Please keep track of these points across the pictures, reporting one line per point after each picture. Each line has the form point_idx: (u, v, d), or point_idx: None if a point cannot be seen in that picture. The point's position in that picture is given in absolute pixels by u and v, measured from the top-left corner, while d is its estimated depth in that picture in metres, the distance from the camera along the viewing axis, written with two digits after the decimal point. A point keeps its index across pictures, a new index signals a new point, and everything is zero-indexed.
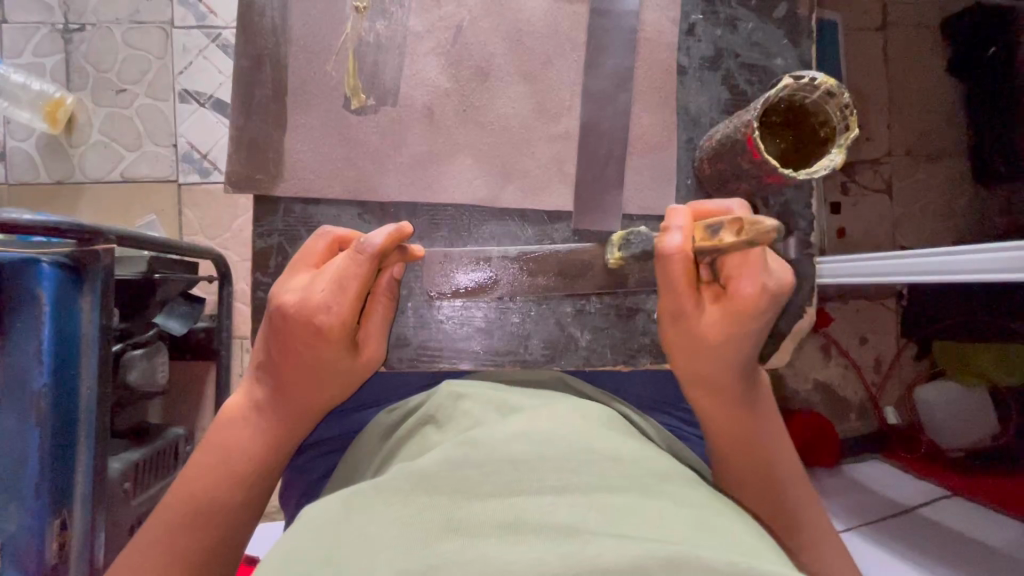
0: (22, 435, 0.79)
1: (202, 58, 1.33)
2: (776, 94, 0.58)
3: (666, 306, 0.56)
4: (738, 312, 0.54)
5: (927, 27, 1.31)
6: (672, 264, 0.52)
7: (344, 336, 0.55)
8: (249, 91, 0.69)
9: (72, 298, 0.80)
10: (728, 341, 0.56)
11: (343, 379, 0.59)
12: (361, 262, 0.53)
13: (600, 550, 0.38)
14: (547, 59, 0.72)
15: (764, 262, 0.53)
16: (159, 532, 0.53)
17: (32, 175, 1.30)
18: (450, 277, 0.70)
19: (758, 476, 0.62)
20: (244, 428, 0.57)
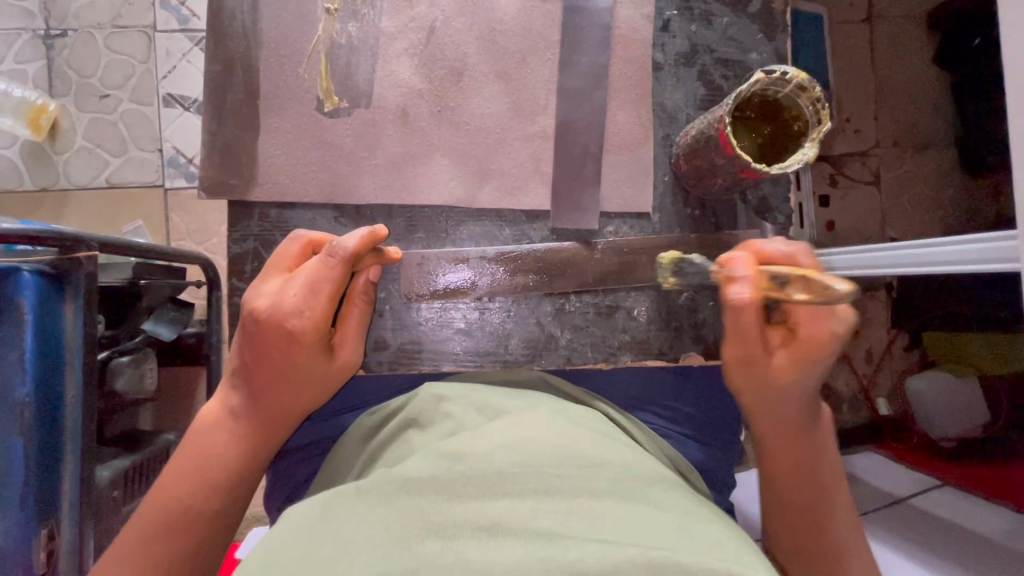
0: (7, 446, 0.79)
1: (185, 62, 1.32)
2: (747, 90, 0.58)
3: (733, 354, 0.55)
4: (806, 351, 0.53)
5: (910, 19, 1.31)
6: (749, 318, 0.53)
7: (317, 337, 0.56)
8: (222, 96, 0.69)
9: (55, 305, 0.79)
10: (795, 384, 0.54)
11: (319, 384, 0.59)
12: (337, 263, 0.56)
13: (580, 554, 0.39)
14: (522, 58, 0.72)
15: (833, 308, 0.52)
16: (136, 540, 0.52)
17: (16, 183, 1.29)
18: (430, 277, 0.71)
19: (803, 518, 0.54)
20: (223, 435, 0.57)
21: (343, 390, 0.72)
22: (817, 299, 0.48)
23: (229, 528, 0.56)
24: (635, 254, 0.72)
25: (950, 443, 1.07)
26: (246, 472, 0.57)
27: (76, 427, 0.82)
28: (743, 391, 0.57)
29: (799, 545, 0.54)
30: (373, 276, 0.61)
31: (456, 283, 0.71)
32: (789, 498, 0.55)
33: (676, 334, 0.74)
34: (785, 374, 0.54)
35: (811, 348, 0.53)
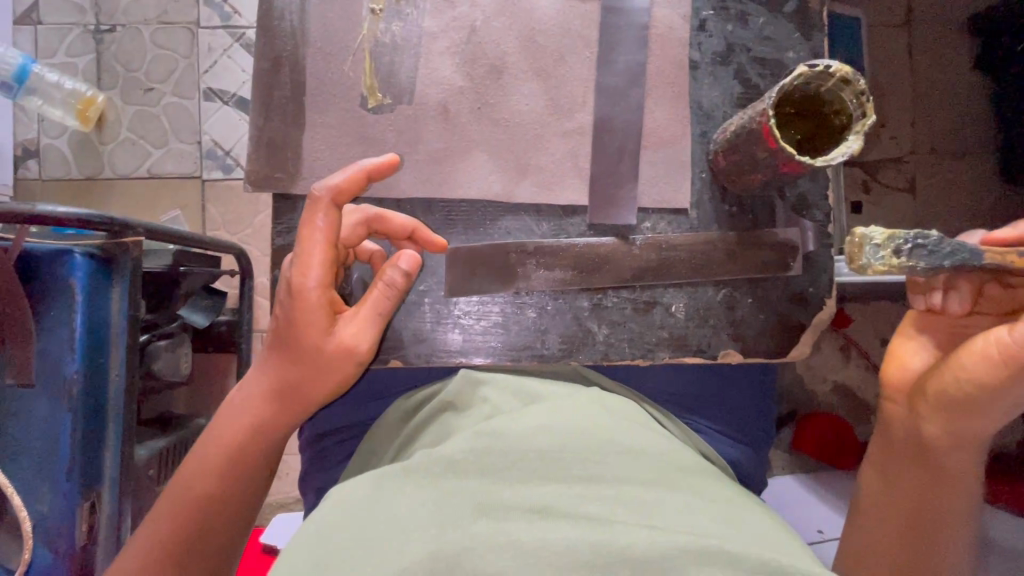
0: (55, 420, 0.83)
1: (226, 57, 1.36)
2: (791, 83, 0.58)
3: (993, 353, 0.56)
4: (1012, 363, 0.55)
5: (952, 22, 1.28)
6: (1012, 332, 0.55)
7: (313, 299, 0.61)
8: (269, 90, 0.71)
9: (104, 289, 0.84)
10: (981, 394, 0.57)
11: (315, 355, 0.61)
12: (315, 199, 0.61)
13: (631, 539, 0.41)
14: (561, 56, 0.73)
15: None
16: (167, 507, 0.61)
17: (65, 172, 1.34)
18: (455, 272, 0.72)
19: (931, 523, 0.61)
20: (232, 415, 0.63)
21: (379, 375, 0.74)
22: None
23: (234, 511, 0.63)
24: (676, 251, 0.73)
25: None
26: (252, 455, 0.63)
27: (118, 406, 0.86)
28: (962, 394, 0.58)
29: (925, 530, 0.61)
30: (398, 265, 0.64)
31: (484, 280, 0.72)
32: (931, 507, 0.61)
33: (713, 331, 0.74)
34: (978, 378, 0.57)
35: None
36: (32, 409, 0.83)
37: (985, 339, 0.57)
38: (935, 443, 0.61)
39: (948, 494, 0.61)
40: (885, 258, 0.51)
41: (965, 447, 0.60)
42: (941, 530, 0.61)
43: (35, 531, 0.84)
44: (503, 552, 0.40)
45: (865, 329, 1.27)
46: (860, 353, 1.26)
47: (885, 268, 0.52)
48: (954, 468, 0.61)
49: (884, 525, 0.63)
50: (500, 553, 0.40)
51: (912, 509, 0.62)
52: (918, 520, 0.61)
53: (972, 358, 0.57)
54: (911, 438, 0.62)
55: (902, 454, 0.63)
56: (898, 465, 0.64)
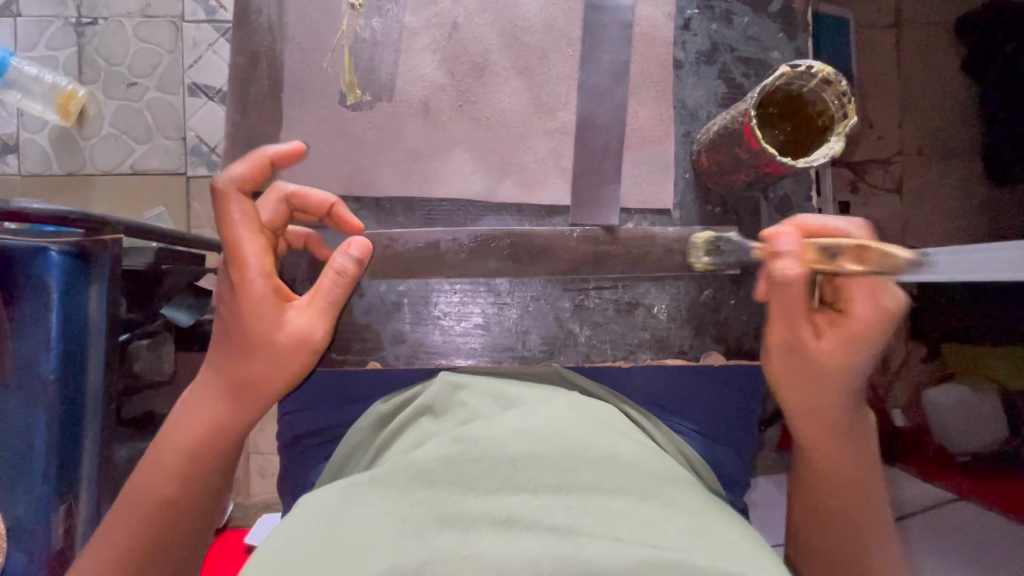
0: (30, 421, 0.81)
1: (210, 52, 1.34)
2: (773, 83, 0.58)
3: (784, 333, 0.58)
4: (856, 332, 0.57)
5: (938, 23, 1.29)
6: (867, 299, 0.56)
7: (245, 283, 0.58)
8: (247, 86, 0.70)
9: (82, 286, 0.82)
10: (844, 366, 0.58)
11: (268, 350, 0.59)
12: (220, 191, 0.59)
13: (593, 552, 0.40)
14: (544, 54, 0.72)
15: (882, 281, 0.55)
16: (118, 515, 0.58)
17: (44, 167, 1.32)
18: (400, 255, 0.69)
19: (839, 517, 0.61)
20: (186, 418, 0.60)
21: (357, 378, 0.72)
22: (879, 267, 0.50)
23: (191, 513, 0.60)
24: (663, 250, 0.70)
25: (964, 457, 1.06)
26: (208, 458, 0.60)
27: (96, 408, 0.84)
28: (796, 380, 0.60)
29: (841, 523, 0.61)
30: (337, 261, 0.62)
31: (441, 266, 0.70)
32: (831, 498, 0.61)
33: (696, 332, 0.74)
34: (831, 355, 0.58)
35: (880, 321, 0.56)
36: (6, 410, 0.81)
37: (853, 312, 0.56)
38: (830, 418, 0.60)
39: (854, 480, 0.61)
40: (701, 257, 0.68)
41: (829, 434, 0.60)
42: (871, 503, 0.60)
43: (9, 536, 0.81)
44: (465, 563, 0.39)
45: None
46: None
47: (705, 264, 0.68)
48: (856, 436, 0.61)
49: (826, 512, 0.61)
50: (461, 565, 0.39)
51: (847, 489, 0.60)
52: (852, 501, 0.60)
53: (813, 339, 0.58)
54: (810, 418, 0.60)
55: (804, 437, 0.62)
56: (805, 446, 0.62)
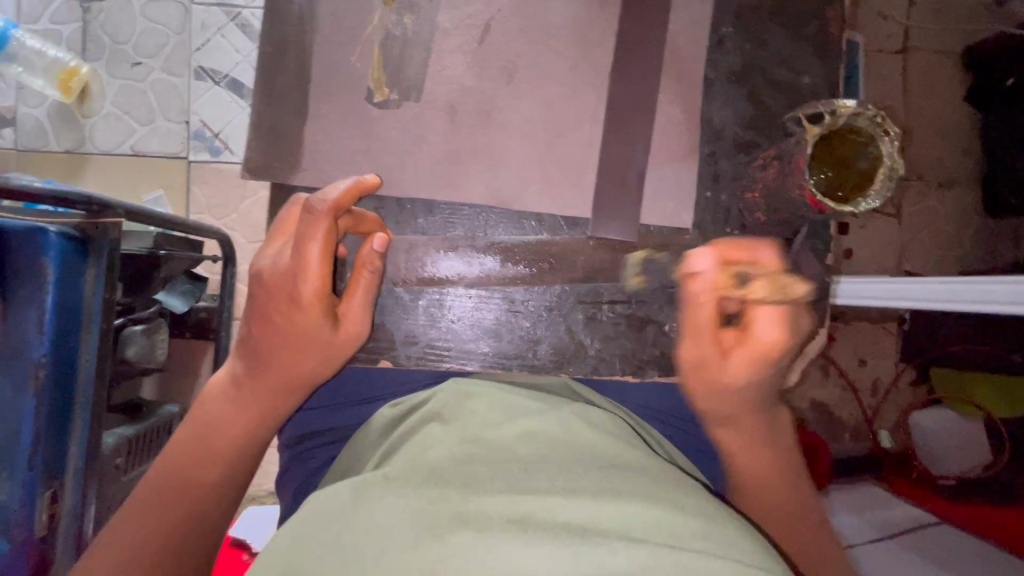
0: (17, 405, 0.78)
1: (221, 36, 1.32)
2: (835, 119, 0.61)
3: (689, 350, 0.62)
4: (761, 352, 0.60)
5: (948, 54, 1.31)
6: (772, 325, 0.59)
7: (315, 302, 0.56)
8: (272, 78, 0.69)
9: (78, 269, 0.80)
10: (752, 383, 0.60)
11: (324, 353, 0.59)
12: (315, 211, 0.55)
13: (612, 555, 0.39)
14: (574, 63, 0.72)
15: (792, 312, 0.60)
16: (143, 507, 0.53)
17: (42, 144, 1.29)
18: (424, 264, 0.71)
19: (783, 519, 0.63)
20: (233, 412, 0.58)
21: (368, 378, 0.71)
22: (784, 295, 0.59)
23: (226, 508, 0.57)
24: (677, 254, 0.74)
25: (948, 481, 1.08)
26: (255, 449, 0.60)
27: (87, 394, 0.83)
28: (701, 389, 0.62)
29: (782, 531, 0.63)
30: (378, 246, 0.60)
31: (460, 274, 0.72)
32: (768, 507, 0.63)
33: None
34: (740, 374, 0.60)
35: (780, 344, 0.59)
36: None
37: (759, 332, 0.60)
38: (735, 406, 0.62)
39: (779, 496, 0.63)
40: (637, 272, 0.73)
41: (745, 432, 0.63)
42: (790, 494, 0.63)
43: None
44: (482, 564, 0.38)
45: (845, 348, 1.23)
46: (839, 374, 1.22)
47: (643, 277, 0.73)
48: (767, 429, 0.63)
49: (758, 497, 0.63)
50: (476, 564, 0.37)
51: (771, 475, 0.63)
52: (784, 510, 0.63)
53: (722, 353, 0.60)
54: (723, 419, 0.63)
55: (731, 437, 0.63)
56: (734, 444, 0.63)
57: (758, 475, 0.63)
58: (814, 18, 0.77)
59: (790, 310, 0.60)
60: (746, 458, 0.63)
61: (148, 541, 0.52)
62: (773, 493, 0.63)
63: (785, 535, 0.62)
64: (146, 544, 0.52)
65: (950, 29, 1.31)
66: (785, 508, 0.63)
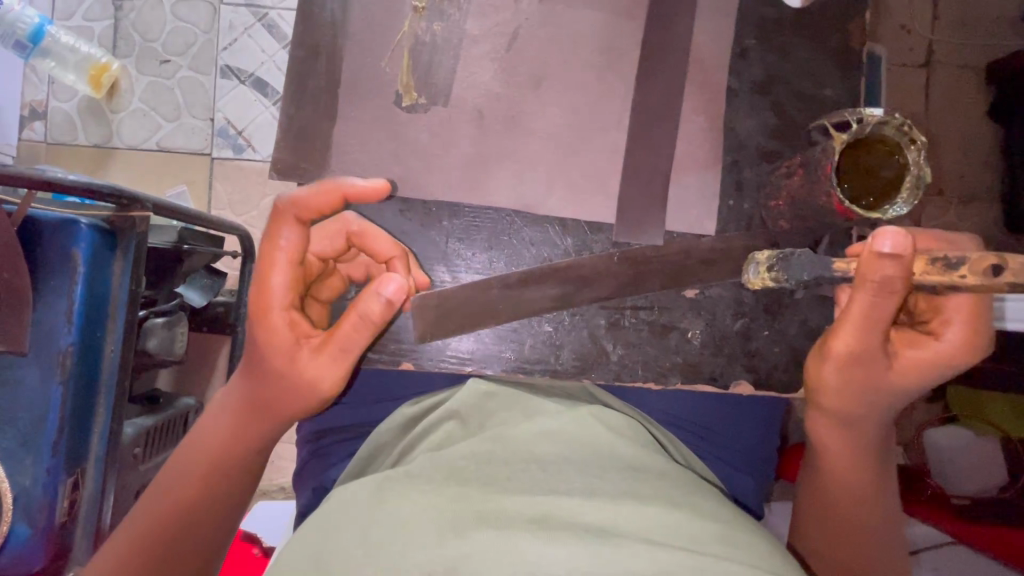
0: (44, 392, 0.80)
1: (248, 36, 1.34)
2: (862, 126, 0.61)
3: (846, 347, 0.56)
4: (936, 359, 0.57)
5: (972, 69, 1.30)
6: (960, 329, 0.56)
7: (271, 316, 0.60)
8: (304, 80, 0.70)
9: (106, 261, 0.82)
10: (912, 385, 0.58)
11: (283, 377, 0.60)
12: (280, 212, 0.60)
13: (629, 556, 0.40)
14: (600, 72, 0.73)
15: (984, 312, 0.56)
16: (156, 503, 0.60)
17: (71, 138, 1.32)
18: (447, 266, 0.72)
19: (849, 529, 0.64)
20: (229, 424, 0.62)
21: (389, 377, 0.74)
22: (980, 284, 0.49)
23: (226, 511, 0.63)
24: (698, 261, 0.71)
25: (962, 501, 1.07)
26: (250, 461, 0.63)
27: (111, 382, 0.85)
28: (852, 388, 0.59)
29: (857, 540, 0.64)
30: (387, 288, 0.59)
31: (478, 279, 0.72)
32: (846, 514, 0.64)
33: (727, 360, 0.74)
34: (909, 377, 0.58)
35: (962, 352, 0.56)
36: (21, 377, 0.80)
37: (944, 338, 0.56)
38: (872, 412, 0.60)
39: (867, 511, 0.64)
40: (759, 271, 0.64)
41: (854, 433, 0.62)
42: (880, 512, 0.64)
43: (12, 504, 0.80)
44: (502, 561, 0.39)
45: None
46: None
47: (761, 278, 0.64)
48: (879, 436, 0.62)
49: (844, 500, 0.64)
50: (497, 562, 0.39)
51: (861, 484, 0.63)
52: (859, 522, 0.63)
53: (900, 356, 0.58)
54: (841, 420, 0.61)
55: (833, 433, 0.63)
56: (831, 439, 0.63)
57: (850, 484, 0.63)
58: (840, 32, 0.77)
59: (982, 312, 0.56)
60: (846, 461, 0.63)
61: (151, 534, 0.58)
62: (854, 501, 0.63)
63: (862, 545, 0.64)
64: (146, 536, 0.58)
65: (974, 44, 1.30)
66: (858, 516, 0.63)
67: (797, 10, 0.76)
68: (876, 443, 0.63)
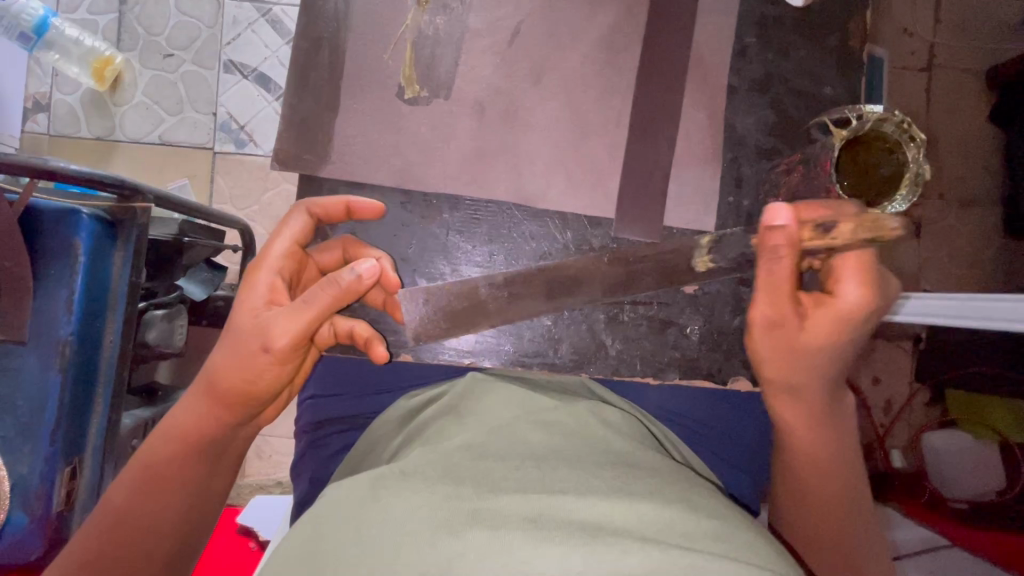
0: (42, 381, 0.80)
1: (251, 31, 1.34)
2: (863, 125, 0.62)
3: (764, 313, 0.58)
4: (840, 316, 0.57)
5: (973, 72, 1.30)
6: (857, 283, 0.57)
7: (254, 276, 0.61)
8: (306, 72, 0.70)
9: (107, 252, 0.82)
10: (829, 348, 0.58)
11: (241, 340, 0.57)
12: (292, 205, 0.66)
13: (624, 554, 0.39)
14: (602, 68, 0.73)
15: (868, 262, 0.58)
16: (117, 497, 0.56)
17: (74, 130, 1.32)
18: (446, 259, 0.72)
19: (823, 512, 0.64)
20: (193, 410, 0.59)
21: (387, 370, 0.74)
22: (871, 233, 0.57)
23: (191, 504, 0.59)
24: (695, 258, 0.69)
25: (960, 504, 1.07)
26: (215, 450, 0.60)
27: (110, 373, 0.85)
28: (772, 356, 0.59)
29: (827, 522, 0.64)
30: (362, 267, 0.58)
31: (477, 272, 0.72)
32: (817, 492, 0.64)
33: (726, 356, 0.74)
34: (823, 339, 0.58)
35: (858, 305, 0.57)
36: (20, 366, 0.80)
37: (842, 294, 0.57)
38: (810, 376, 0.59)
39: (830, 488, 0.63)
40: (704, 256, 0.67)
41: (795, 407, 0.62)
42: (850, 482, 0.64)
43: (10, 493, 0.81)
44: (496, 561, 0.38)
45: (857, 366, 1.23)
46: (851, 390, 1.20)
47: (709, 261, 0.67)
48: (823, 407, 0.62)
49: (805, 478, 0.64)
50: (490, 563, 0.38)
51: (826, 461, 0.63)
52: (830, 499, 0.64)
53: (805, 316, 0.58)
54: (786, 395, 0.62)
55: (787, 408, 0.62)
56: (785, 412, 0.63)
57: (811, 461, 0.63)
58: (840, 32, 0.77)
59: (872, 267, 0.58)
60: (802, 440, 0.63)
61: (109, 529, 0.55)
62: (823, 476, 0.63)
63: (832, 524, 0.64)
64: (100, 530, 0.54)
65: (975, 48, 1.30)
66: (831, 489, 0.63)
67: (797, 9, 0.77)
68: (818, 414, 0.62)
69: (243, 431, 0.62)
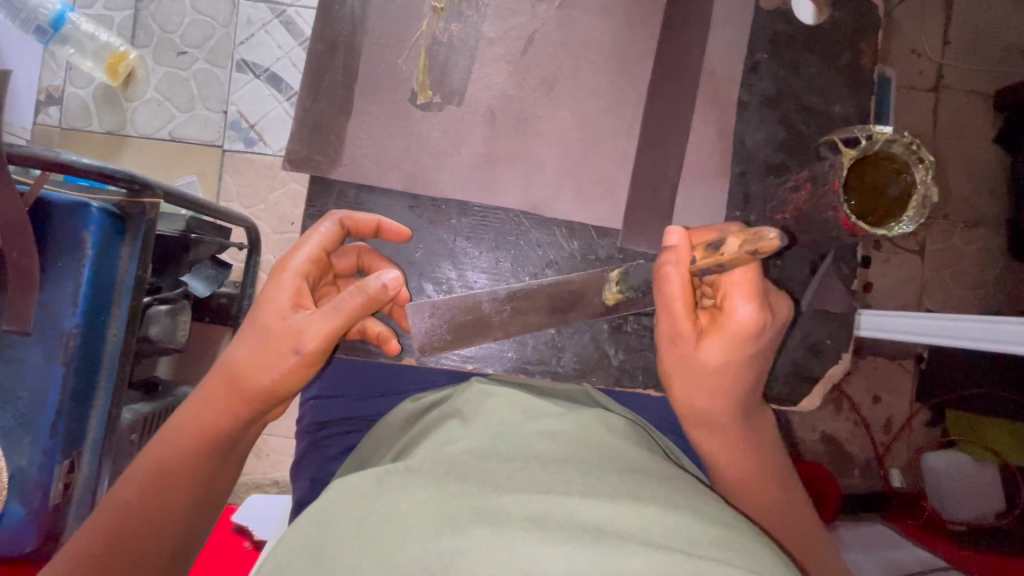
0: (46, 372, 0.80)
1: (265, 32, 1.36)
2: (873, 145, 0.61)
3: (664, 328, 0.62)
4: (732, 333, 0.61)
5: (980, 94, 1.31)
6: (745, 300, 0.60)
7: (283, 275, 0.61)
8: (320, 74, 0.71)
9: (115, 246, 0.82)
10: (725, 368, 0.62)
11: (269, 336, 0.58)
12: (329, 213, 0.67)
13: (629, 558, 0.39)
14: (613, 79, 0.74)
15: (742, 278, 0.60)
16: (125, 491, 0.56)
17: (84, 124, 1.33)
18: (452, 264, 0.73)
19: (771, 520, 0.66)
20: (209, 406, 0.59)
21: (391, 372, 0.75)
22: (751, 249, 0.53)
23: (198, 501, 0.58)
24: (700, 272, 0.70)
25: (959, 527, 1.08)
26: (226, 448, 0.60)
27: (112, 367, 0.84)
28: (675, 375, 0.64)
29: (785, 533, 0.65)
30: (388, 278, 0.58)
31: (482, 279, 0.73)
32: (761, 506, 0.66)
33: None
34: (718, 356, 0.61)
35: (751, 321, 0.60)
36: (25, 356, 0.80)
37: (732, 311, 0.61)
38: (717, 415, 0.64)
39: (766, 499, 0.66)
40: (612, 288, 0.69)
41: (712, 435, 0.65)
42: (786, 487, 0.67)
43: (8, 483, 0.81)
44: (499, 559, 0.38)
45: (858, 385, 1.22)
46: (851, 407, 1.20)
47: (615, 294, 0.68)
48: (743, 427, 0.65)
49: (753, 496, 0.66)
50: (493, 562, 0.38)
51: (760, 475, 0.66)
52: (773, 507, 0.66)
53: (692, 345, 0.61)
54: (701, 426, 0.65)
55: (707, 438, 0.66)
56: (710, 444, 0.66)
57: (745, 478, 0.66)
58: (850, 50, 0.78)
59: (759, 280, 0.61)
60: (728, 464, 0.66)
61: (116, 521, 0.54)
62: (755, 494, 0.66)
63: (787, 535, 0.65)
64: (108, 522, 0.54)
65: (983, 70, 1.31)
66: (770, 503, 0.66)
67: (808, 28, 0.77)
68: (740, 424, 0.65)
69: (250, 431, 0.62)
